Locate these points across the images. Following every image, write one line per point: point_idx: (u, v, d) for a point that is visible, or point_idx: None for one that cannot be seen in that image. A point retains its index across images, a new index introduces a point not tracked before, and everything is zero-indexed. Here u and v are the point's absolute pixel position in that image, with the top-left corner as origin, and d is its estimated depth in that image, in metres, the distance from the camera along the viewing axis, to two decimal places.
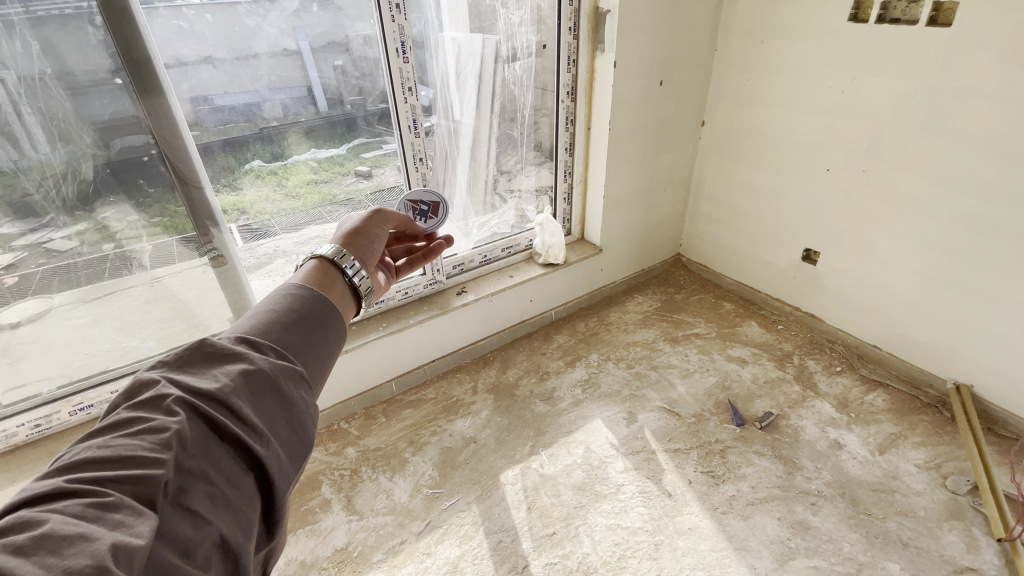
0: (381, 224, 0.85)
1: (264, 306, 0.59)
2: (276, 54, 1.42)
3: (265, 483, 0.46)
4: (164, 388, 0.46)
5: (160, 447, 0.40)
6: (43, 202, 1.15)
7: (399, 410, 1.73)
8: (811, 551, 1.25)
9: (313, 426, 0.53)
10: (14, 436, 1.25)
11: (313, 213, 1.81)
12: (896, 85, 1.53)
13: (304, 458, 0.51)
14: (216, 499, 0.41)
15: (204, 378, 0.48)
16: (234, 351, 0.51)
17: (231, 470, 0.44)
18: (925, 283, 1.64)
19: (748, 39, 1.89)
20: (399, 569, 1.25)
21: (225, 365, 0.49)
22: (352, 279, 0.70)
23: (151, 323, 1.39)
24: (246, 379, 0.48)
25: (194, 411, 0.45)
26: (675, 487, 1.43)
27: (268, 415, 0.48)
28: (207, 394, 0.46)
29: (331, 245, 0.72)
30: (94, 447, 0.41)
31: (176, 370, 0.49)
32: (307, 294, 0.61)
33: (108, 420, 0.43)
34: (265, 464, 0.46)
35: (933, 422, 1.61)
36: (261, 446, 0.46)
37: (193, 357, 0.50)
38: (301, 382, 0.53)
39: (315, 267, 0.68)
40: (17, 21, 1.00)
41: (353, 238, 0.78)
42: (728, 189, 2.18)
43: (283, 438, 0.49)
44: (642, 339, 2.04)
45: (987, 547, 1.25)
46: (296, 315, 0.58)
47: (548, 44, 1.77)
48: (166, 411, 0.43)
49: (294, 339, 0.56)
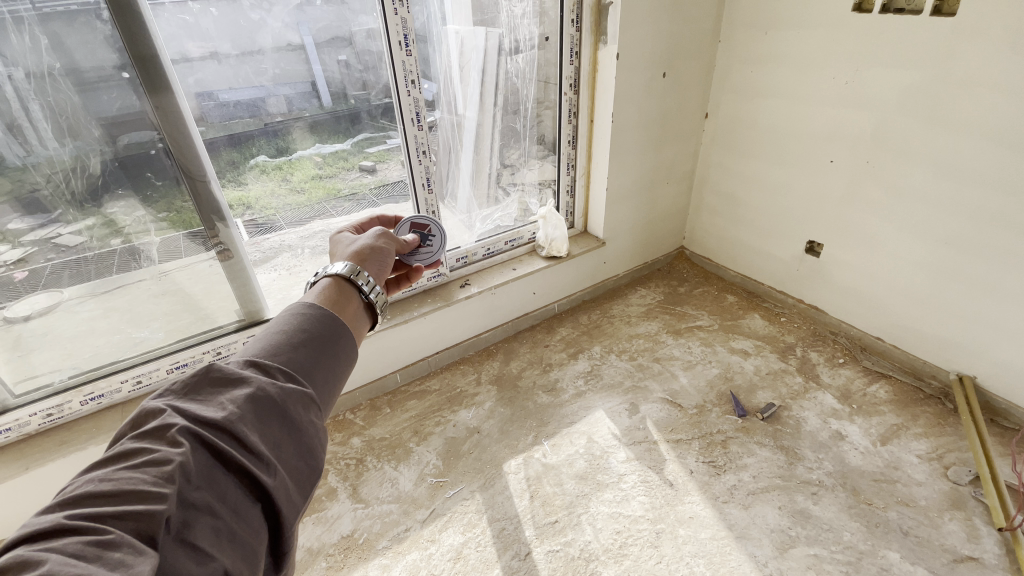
0: (387, 242, 0.87)
1: (275, 325, 0.60)
2: (279, 48, 1.43)
3: (272, 512, 0.47)
4: (169, 417, 0.46)
5: (162, 480, 0.41)
6: (53, 196, 1.17)
7: (404, 401, 1.75)
8: (811, 540, 1.26)
9: (321, 451, 0.54)
10: (26, 425, 1.28)
11: (317, 208, 1.98)
12: (902, 74, 1.51)
13: (312, 486, 0.52)
14: (221, 532, 0.42)
15: (210, 406, 0.49)
16: (242, 375, 0.52)
17: (236, 500, 0.44)
18: (929, 272, 1.63)
19: (752, 29, 1.88)
20: (404, 555, 1.27)
21: (231, 391, 0.50)
22: (368, 296, 0.72)
23: (160, 316, 1.41)
24: (253, 405, 0.49)
25: (198, 440, 0.45)
26: (677, 476, 1.44)
27: (275, 443, 0.49)
28: (213, 422, 0.47)
29: (345, 263, 0.74)
30: (97, 480, 0.41)
31: (182, 399, 0.50)
32: (318, 314, 0.63)
33: (112, 452, 0.44)
34: (272, 493, 0.46)
35: (935, 413, 1.61)
36: (268, 475, 0.47)
37: (200, 383, 0.51)
38: (310, 406, 0.54)
39: (330, 285, 0.70)
40: (26, 17, 1.01)
41: (366, 254, 0.81)
42: (732, 181, 2.18)
43: (290, 466, 0.50)
44: (645, 332, 2.05)
45: (988, 537, 1.25)
46: (305, 336, 0.59)
47: (551, 36, 1.77)
48: (169, 442, 0.44)
49: (303, 361, 0.57)
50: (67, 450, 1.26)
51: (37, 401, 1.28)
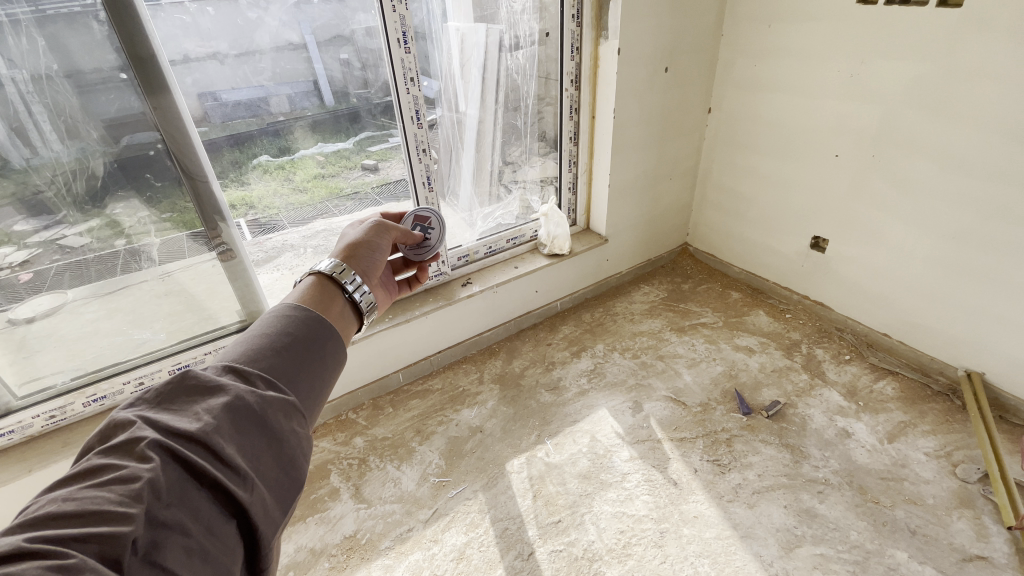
0: (381, 235, 0.87)
1: (257, 329, 0.59)
2: (279, 47, 1.42)
3: (248, 529, 0.45)
4: (139, 430, 0.45)
5: (130, 500, 0.39)
6: (55, 198, 1.16)
7: (407, 401, 1.75)
8: (817, 539, 1.25)
9: (303, 461, 0.53)
10: (29, 427, 1.28)
11: (320, 207, 1.84)
12: (908, 66, 1.49)
13: (293, 498, 0.51)
14: (192, 552, 0.40)
15: (185, 417, 0.47)
16: (219, 383, 0.51)
17: (210, 517, 0.43)
18: (937, 267, 1.61)
19: (754, 23, 1.86)
20: (407, 556, 1.27)
21: (207, 400, 0.49)
22: (352, 295, 0.71)
23: (163, 316, 1.41)
24: (230, 416, 0.48)
25: (169, 454, 0.44)
26: (681, 475, 1.43)
27: (252, 455, 0.48)
28: (186, 434, 0.45)
29: (330, 261, 0.73)
30: (59, 500, 0.40)
31: (155, 409, 0.48)
32: (303, 316, 0.62)
33: (77, 469, 0.42)
34: (248, 509, 0.45)
35: (943, 410, 1.59)
36: (245, 490, 0.45)
37: (175, 392, 0.50)
38: (293, 414, 0.53)
39: (313, 284, 0.70)
40: (23, 19, 1.01)
41: (356, 249, 0.80)
42: (735, 177, 2.16)
43: (269, 479, 0.49)
44: (648, 329, 2.03)
45: (997, 536, 1.23)
46: (289, 340, 0.59)
47: (552, 32, 1.75)
48: (139, 457, 0.43)
49: (285, 367, 0.56)
50: (69, 452, 1.26)
51: (40, 402, 1.28)
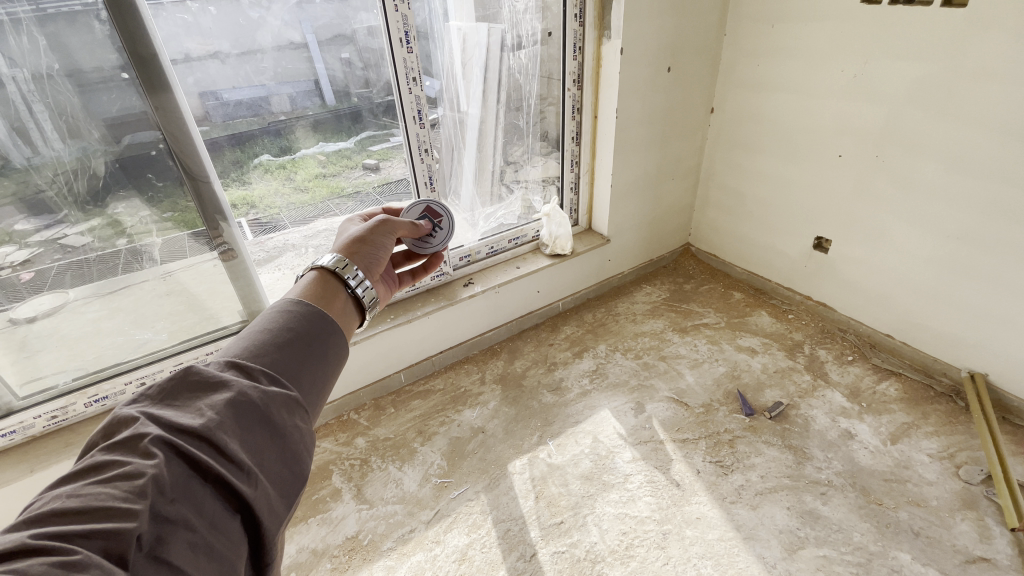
0: (385, 234, 0.87)
1: (259, 324, 0.59)
2: (281, 47, 1.41)
3: (253, 524, 0.45)
4: (143, 427, 0.45)
5: (135, 495, 0.39)
6: (57, 198, 1.16)
7: (408, 401, 1.75)
8: (820, 540, 1.25)
9: (306, 457, 0.52)
10: (31, 427, 1.28)
11: (321, 206, 1.82)
12: (912, 66, 1.48)
13: (297, 493, 0.50)
14: (197, 547, 0.40)
15: (188, 413, 0.47)
16: (222, 378, 0.50)
17: (214, 513, 0.42)
18: (941, 266, 1.60)
19: (757, 22, 1.85)
20: (409, 556, 1.26)
21: (209, 396, 0.49)
22: (354, 290, 0.71)
23: (164, 316, 1.41)
24: (233, 412, 0.48)
25: (173, 450, 0.43)
26: (683, 476, 1.43)
27: (255, 450, 0.48)
28: (189, 430, 0.45)
29: (332, 256, 0.73)
30: (63, 497, 0.39)
31: (158, 406, 0.48)
32: (304, 311, 0.62)
33: (81, 466, 0.42)
34: (252, 505, 0.44)
35: (946, 411, 1.59)
36: (249, 485, 0.45)
37: (177, 388, 0.49)
38: (295, 410, 0.53)
39: (315, 278, 0.69)
40: (24, 18, 1.00)
41: (359, 246, 0.80)
42: (737, 176, 2.16)
43: (273, 474, 0.48)
44: (651, 330, 2.03)
45: (1001, 538, 1.23)
46: (291, 335, 0.58)
47: (554, 31, 1.74)
48: (143, 453, 0.42)
49: (287, 362, 0.56)
50: (71, 452, 1.26)
51: (41, 403, 1.28)
